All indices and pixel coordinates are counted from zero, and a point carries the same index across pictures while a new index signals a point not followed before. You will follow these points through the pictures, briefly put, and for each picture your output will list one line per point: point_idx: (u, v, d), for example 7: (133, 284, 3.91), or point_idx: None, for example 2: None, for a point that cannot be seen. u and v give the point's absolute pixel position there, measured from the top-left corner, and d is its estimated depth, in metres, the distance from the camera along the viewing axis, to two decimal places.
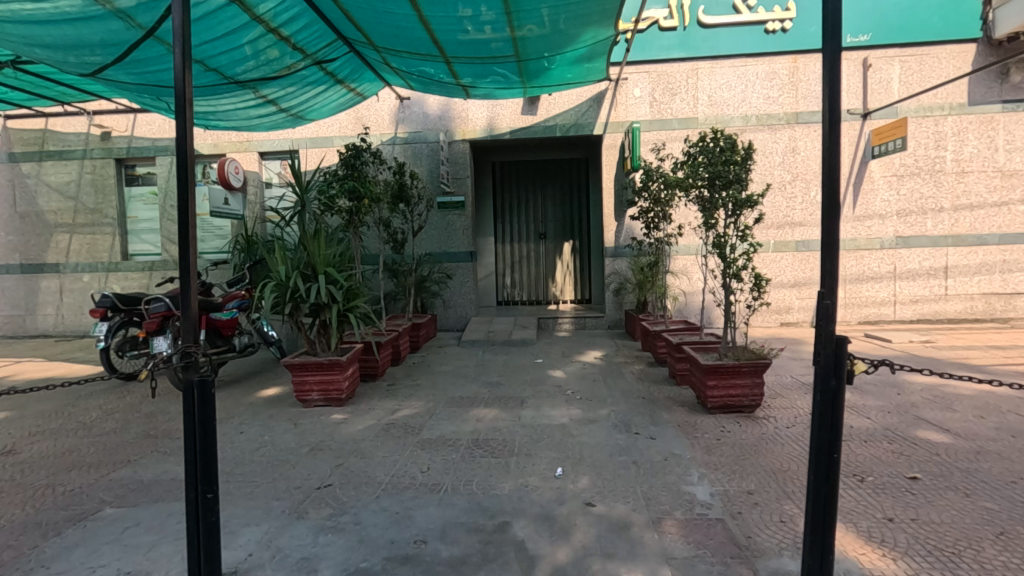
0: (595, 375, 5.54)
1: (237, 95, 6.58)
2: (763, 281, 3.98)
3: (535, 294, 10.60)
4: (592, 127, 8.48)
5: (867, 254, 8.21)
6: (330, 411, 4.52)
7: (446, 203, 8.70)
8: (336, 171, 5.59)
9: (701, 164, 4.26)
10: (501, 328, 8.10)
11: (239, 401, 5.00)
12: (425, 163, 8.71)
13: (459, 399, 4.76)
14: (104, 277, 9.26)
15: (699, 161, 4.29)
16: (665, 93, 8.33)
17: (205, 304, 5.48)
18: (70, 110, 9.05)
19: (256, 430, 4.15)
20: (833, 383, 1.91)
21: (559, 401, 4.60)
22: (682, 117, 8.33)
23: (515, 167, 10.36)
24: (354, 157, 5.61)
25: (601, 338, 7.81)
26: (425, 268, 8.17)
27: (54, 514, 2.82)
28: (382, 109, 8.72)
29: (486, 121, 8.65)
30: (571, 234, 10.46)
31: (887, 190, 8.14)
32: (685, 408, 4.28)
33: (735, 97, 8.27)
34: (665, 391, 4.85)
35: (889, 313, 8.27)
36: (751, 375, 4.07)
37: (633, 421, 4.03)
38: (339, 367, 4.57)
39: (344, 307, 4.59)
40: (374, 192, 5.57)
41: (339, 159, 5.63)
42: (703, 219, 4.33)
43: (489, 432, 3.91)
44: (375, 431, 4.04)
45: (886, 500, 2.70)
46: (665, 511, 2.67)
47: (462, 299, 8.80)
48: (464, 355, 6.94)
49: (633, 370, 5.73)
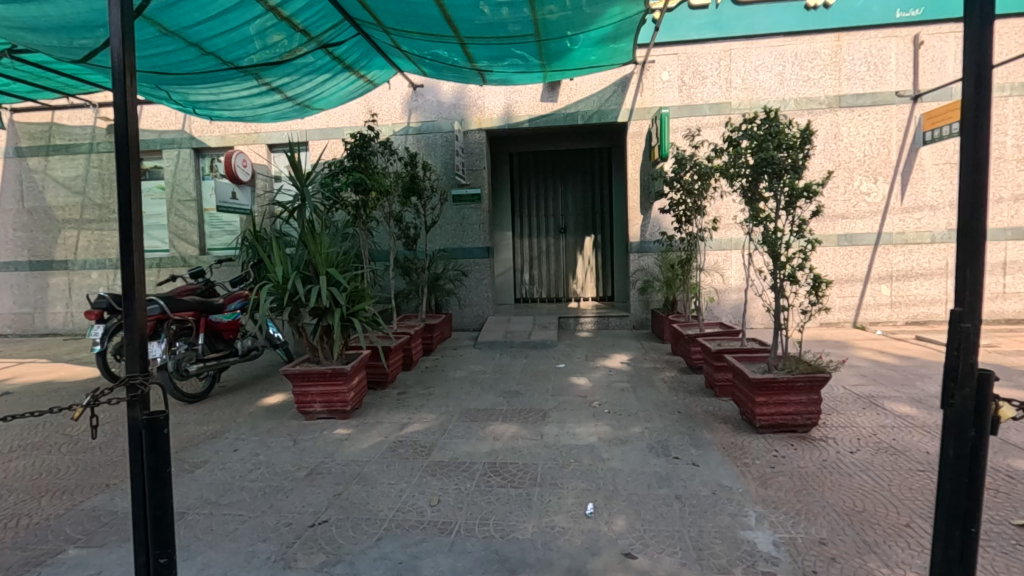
0: (624, 384, 5.08)
1: (239, 82, 6.18)
2: (823, 284, 3.45)
3: (554, 291, 10.13)
4: (616, 114, 7.96)
5: (917, 249, 7.58)
6: (334, 425, 4.13)
7: (461, 196, 8.27)
8: (342, 162, 5.17)
9: (749, 150, 3.74)
10: (520, 328, 7.66)
11: (239, 411, 4.64)
12: (439, 154, 8.27)
13: (475, 412, 4.34)
14: (112, 274, 9.03)
15: (746, 147, 3.78)
16: (695, 77, 7.77)
17: (204, 305, 5.08)
18: (75, 103, 8.79)
19: (252, 447, 3.77)
20: (971, 434, 1.43)
21: (585, 416, 4.14)
22: (713, 103, 7.76)
23: (533, 158, 9.87)
24: (362, 146, 5.18)
25: (626, 339, 7.32)
26: (440, 265, 7.75)
27: (9, 556, 2.46)
28: (393, 97, 8.29)
29: (504, 110, 8.17)
30: (594, 228, 9.95)
31: (939, 179, 7.49)
32: (729, 426, 3.80)
33: (772, 79, 7.66)
34: (704, 404, 4.37)
35: (940, 313, 7.62)
36: (806, 392, 3.58)
37: (671, 443, 3.56)
38: (343, 377, 4.17)
39: (349, 311, 4.17)
40: (383, 184, 5.15)
41: (345, 149, 5.19)
42: (751, 212, 3.81)
43: (507, 453, 3.47)
44: (383, 450, 3.64)
45: (996, 558, 2.20)
46: (722, 568, 2.20)
47: (479, 297, 8.36)
48: (481, 358, 6.52)
49: (664, 378, 5.24)
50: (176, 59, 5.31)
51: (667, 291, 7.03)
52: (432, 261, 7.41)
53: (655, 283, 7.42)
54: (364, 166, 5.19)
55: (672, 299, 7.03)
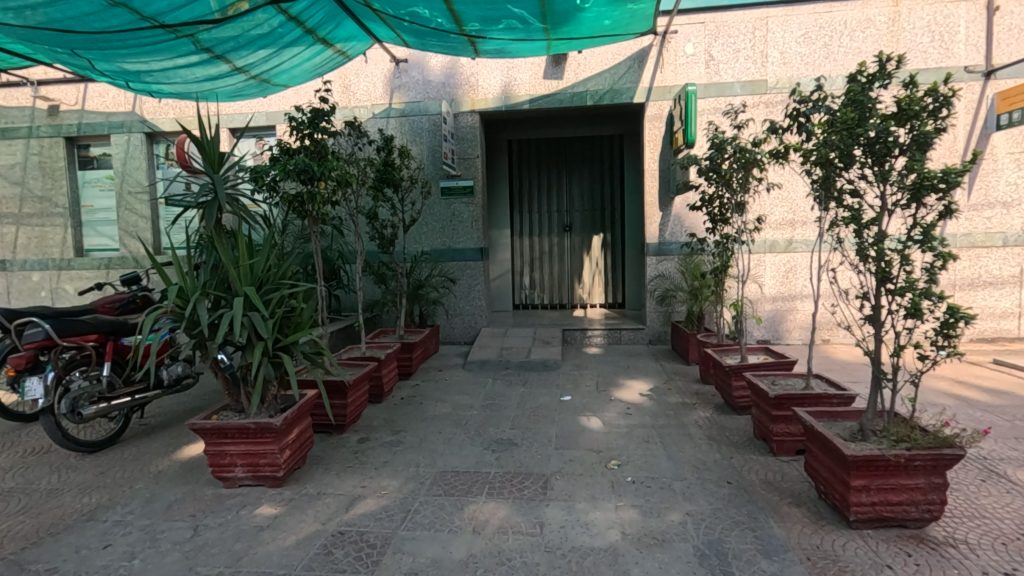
0: (648, 429, 3.97)
1: (175, 49, 5.00)
2: (963, 319, 2.31)
3: (557, 297, 9.04)
4: (631, 94, 6.82)
5: (986, 253, 6.43)
6: (259, 499, 3.03)
7: (451, 188, 7.16)
8: (286, 143, 4.01)
9: (848, 122, 2.55)
10: (518, 344, 6.56)
11: (146, 468, 3.54)
12: (425, 140, 7.15)
13: (453, 479, 3.23)
14: (56, 277, 7.95)
15: (840, 119, 2.59)
16: (725, 50, 6.61)
17: (112, 325, 4.00)
18: (11, 80, 7.68)
19: (133, 539, 2.68)
20: None
21: (600, 489, 3.04)
22: (746, 80, 6.60)
23: (534, 146, 8.73)
24: (312, 124, 4.02)
25: (643, 359, 6.20)
26: (422, 268, 6.66)
27: None
28: (373, 73, 7.14)
29: (502, 89, 7.03)
30: (602, 226, 8.82)
31: (1013, 170, 6.33)
32: (806, 516, 2.69)
33: (816, 52, 6.50)
34: (759, 469, 3.26)
35: (1012, 328, 6.48)
36: (924, 474, 2.47)
37: (730, 548, 2.45)
38: (272, 433, 3.06)
39: (277, 344, 3.04)
40: (338, 172, 3.99)
41: (290, 127, 4.02)
42: (849, 213, 2.63)
43: (490, 565, 2.37)
44: (312, 550, 2.54)
45: None
46: None
47: (472, 305, 7.26)
48: (469, 383, 5.43)
49: (698, 421, 4.13)
50: (76, 11, 4.14)
51: (693, 302, 5.93)
52: (413, 264, 6.32)
53: (677, 293, 6.31)
54: (316, 150, 4.04)
55: (699, 312, 5.94)
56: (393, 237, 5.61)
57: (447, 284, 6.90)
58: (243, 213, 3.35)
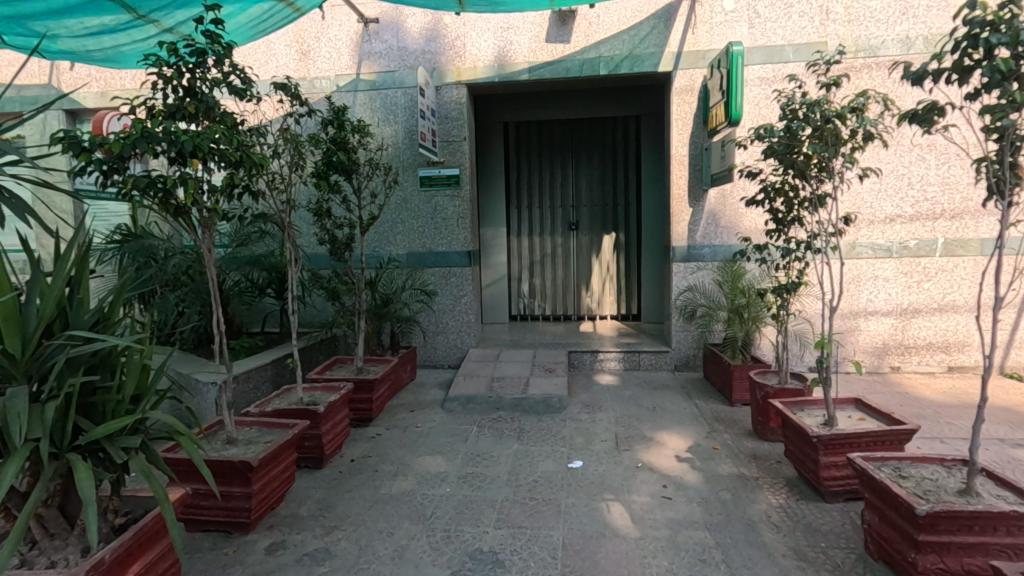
0: (700, 533, 2.69)
1: None
2: None
3: (560, 307, 7.74)
4: (656, 61, 5.47)
5: None
6: None
7: (431, 177, 5.85)
8: (148, 98, 2.57)
9: None
10: (514, 371, 5.27)
11: None
12: (401, 119, 5.82)
13: None
14: None
15: None
16: (774, 4, 5.26)
17: None
18: None
19: None
20: None
21: None
22: (801, 43, 5.24)
23: (535, 130, 7.42)
24: (189, 73, 2.59)
25: (671, 394, 4.91)
26: (389, 277, 5.35)
27: None
28: (337, 36, 5.80)
29: (496, 56, 5.68)
30: (614, 224, 7.51)
31: None
32: None
33: (891, 7, 5.16)
34: None
35: None
36: None
37: None
38: None
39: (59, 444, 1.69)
40: (230, 149, 2.61)
41: (153, 73, 2.57)
42: None
43: None
44: None
45: None
46: None
47: (457, 321, 5.97)
48: (447, 432, 4.14)
49: (770, 515, 2.84)
50: None
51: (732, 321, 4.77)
52: (377, 274, 5.00)
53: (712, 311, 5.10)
54: (197, 112, 2.60)
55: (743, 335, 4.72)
56: (346, 246, 4.28)
57: (424, 295, 5.59)
58: (28, 210, 2.02)
